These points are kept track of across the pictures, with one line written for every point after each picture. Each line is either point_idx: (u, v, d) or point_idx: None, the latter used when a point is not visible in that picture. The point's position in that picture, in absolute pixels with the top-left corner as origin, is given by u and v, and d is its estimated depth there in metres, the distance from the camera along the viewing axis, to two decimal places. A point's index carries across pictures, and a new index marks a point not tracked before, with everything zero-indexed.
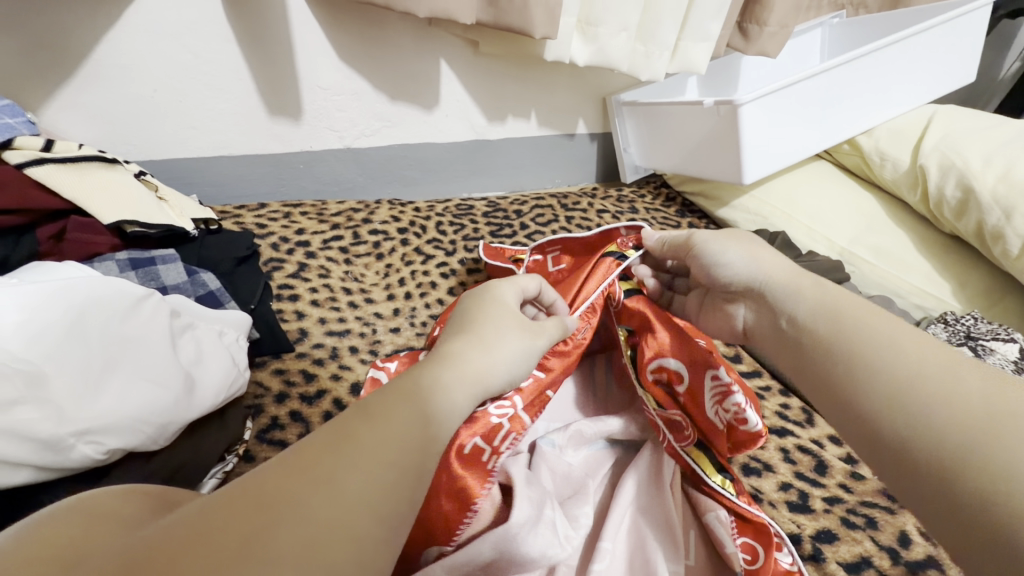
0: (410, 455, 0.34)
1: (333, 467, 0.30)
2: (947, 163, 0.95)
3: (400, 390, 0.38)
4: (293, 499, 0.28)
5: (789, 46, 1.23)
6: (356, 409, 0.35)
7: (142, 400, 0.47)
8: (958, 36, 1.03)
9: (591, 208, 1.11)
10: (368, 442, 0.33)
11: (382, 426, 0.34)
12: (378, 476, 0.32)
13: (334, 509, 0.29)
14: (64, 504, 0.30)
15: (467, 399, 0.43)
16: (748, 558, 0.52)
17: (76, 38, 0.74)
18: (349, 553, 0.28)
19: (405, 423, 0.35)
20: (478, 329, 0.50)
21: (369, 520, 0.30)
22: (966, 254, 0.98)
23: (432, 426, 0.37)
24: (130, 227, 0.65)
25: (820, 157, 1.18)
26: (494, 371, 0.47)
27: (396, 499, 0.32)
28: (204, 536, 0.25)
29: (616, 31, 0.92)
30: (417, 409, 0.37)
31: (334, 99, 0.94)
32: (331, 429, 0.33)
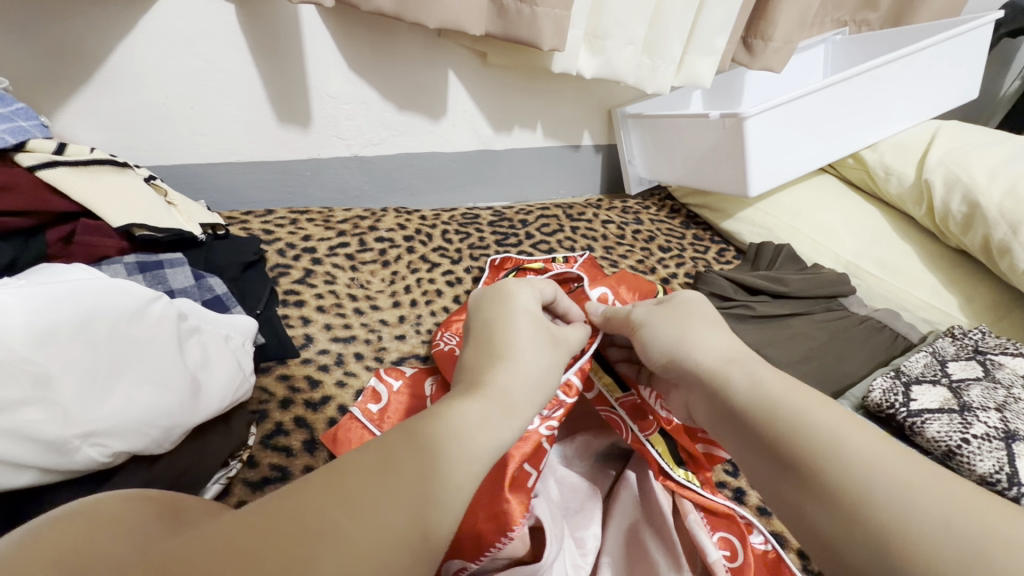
0: (443, 481, 0.34)
1: (370, 491, 0.31)
2: (952, 177, 0.95)
3: (431, 418, 0.39)
4: (330, 524, 0.29)
5: (793, 62, 1.24)
6: (396, 435, 0.36)
7: (148, 403, 0.47)
8: (960, 53, 1.05)
9: (596, 219, 1.11)
10: (412, 473, 0.33)
11: (417, 455, 0.35)
12: (413, 507, 0.32)
13: (369, 538, 0.29)
14: (73, 507, 0.29)
15: (494, 423, 0.41)
16: (728, 554, 0.52)
17: (92, 46, 0.75)
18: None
19: (444, 452, 0.36)
20: (513, 354, 0.47)
21: (404, 546, 0.30)
22: (971, 269, 0.99)
23: (471, 459, 0.37)
24: (139, 230, 0.65)
25: (824, 171, 1.19)
26: (521, 391, 0.45)
27: (433, 526, 0.32)
28: (244, 555, 0.26)
29: (623, 44, 0.93)
30: (451, 438, 0.37)
31: (343, 108, 0.95)
32: (368, 454, 0.34)
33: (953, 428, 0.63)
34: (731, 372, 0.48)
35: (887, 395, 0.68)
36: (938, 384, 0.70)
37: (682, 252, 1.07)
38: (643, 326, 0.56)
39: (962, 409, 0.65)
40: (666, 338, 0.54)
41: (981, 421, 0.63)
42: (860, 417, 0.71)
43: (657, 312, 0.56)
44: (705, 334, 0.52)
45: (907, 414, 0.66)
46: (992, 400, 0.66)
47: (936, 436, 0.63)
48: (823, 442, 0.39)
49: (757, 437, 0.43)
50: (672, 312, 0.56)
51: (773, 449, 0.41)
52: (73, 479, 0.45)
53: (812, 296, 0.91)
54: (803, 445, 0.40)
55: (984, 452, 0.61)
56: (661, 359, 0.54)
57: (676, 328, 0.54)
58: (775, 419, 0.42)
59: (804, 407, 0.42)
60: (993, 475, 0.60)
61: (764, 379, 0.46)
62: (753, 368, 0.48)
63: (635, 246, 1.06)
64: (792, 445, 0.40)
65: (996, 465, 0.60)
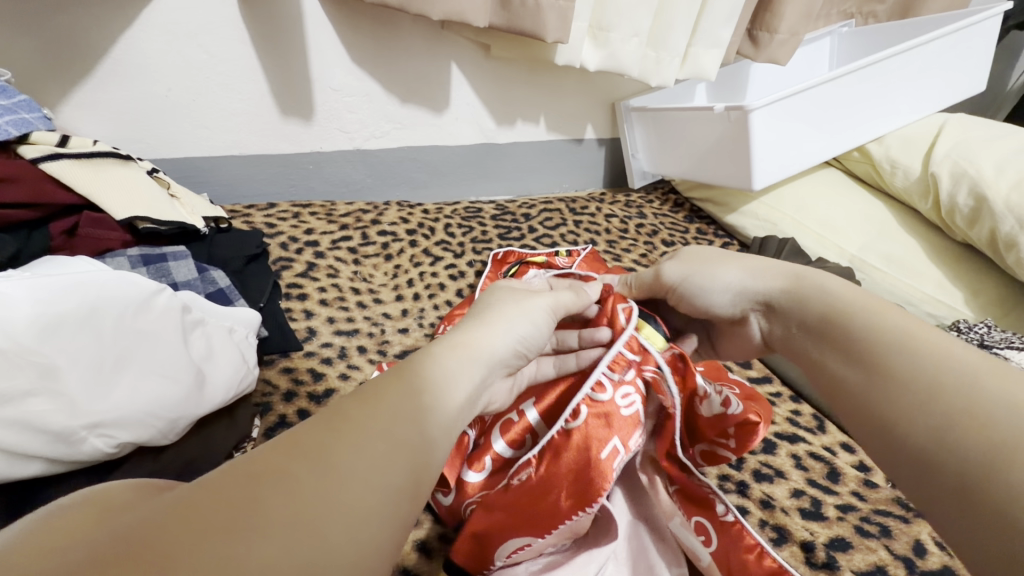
0: (407, 430, 0.34)
1: (329, 445, 0.30)
2: (959, 171, 0.94)
3: (400, 377, 0.38)
4: (288, 477, 0.28)
5: (799, 54, 1.23)
6: (349, 395, 0.35)
7: (153, 394, 0.47)
8: (968, 45, 1.03)
9: (599, 213, 1.11)
10: (372, 425, 0.33)
11: (383, 410, 0.34)
12: (378, 459, 0.31)
13: (330, 487, 0.28)
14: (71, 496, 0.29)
15: (468, 377, 0.42)
16: (703, 539, 0.51)
17: (95, 38, 0.75)
18: (345, 530, 0.27)
19: (405, 402, 0.36)
20: (482, 313, 0.50)
21: (370, 493, 0.30)
22: (977, 263, 0.98)
23: (432, 412, 0.37)
24: (142, 223, 0.65)
25: (829, 165, 1.18)
26: (491, 336, 0.47)
27: (396, 474, 0.32)
28: (197, 508, 0.25)
29: (628, 36, 0.93)
30: (416, 394, 0.37)
31: (346, 101, 0.94)
32: (328, 416, 0.33)
33: None
34: (799, 288, 0.48)
35: None
36: None
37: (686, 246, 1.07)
38: (685, 282, 0.56)
39: None
40: (714, 288, 0.54)
41: None
42: None
43: (686, 264, 0.57)
44: (748, 264, 0.53)
45: None
46: None
47: None
48: (887, 360, 0.38)
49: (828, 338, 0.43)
50: (697, 261, 0.57)
51: (845, 356, 0.41)
52: (80, 469, 0.45)
53: None
54: (869, 352, 0.39)
55: None
56: (725, 301, 0.53)
57: (715, 269, 0.54)
58: (850, 322, 0.42)
59: (868, 324, 0.41)
60: None
61: (833, 287, 0.46)
62: (824, 279, 0.47)
63: (639, 240, 1.06)
64: (859, 350, 0.40)
65: None
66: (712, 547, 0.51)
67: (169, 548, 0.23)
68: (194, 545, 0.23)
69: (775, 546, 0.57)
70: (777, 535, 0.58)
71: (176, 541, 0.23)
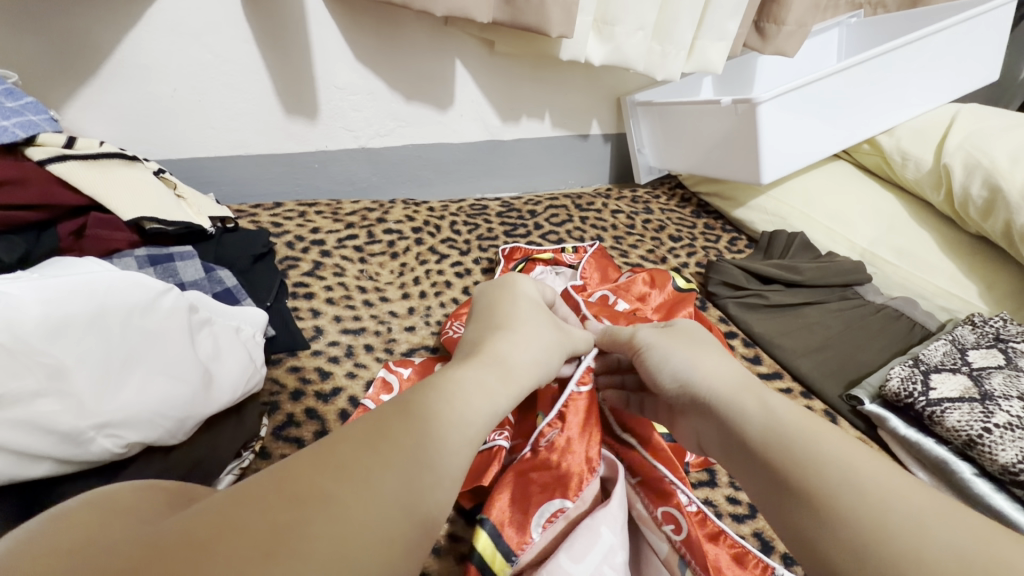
0: (438, 450, 0.34)
1: (368, 463, 0.30)
2: (972, 162, 0.93)
3: (421, 395, 0.38)
4: (330, 493, 0.28)
5: (807, 46, 1.22)
6: (387, 407, 0.35)
7: (161, 394, 0.47)
8: (981, 33, 1.01)
9: (606, 209, 1.10)
10: (406, 443, 0.33)
11: (414, 425, 0.34)
12: (414, 476, 0.31)
13: (369, 504, 0.28)
14: (65, 505, 0.29)
15: (500, 393, 0.43)
16: (673, 528, 0.49)
17: (100, 40, 0.75)
18: (384, 550, 0.27)
19: (438, 423, 0.36)
20: (515, 323, 0.52)
21: (401, 512, 0.29)
22: (993, 255, 0.96)
23: (457, 428, 0.37)
24: (149, 223, 0.65)
25: (838, 157, 1.16)
26: (519, 353, 0.48)
27: (427, 497, 0.31)
28: (240, 520, 0.25)
29: (633, 30, 0.91)
30: (446, 407, 0.38)
31: (350, 99, 0.94)
32: (367, 425, 0.33)
33: (974, 418, 0.62)
34: (747, 398, 0.43)
35: (905, 384, 0.67)
36: (959, 372, 0.69)
37: (694, 242, 1.06)
38: (649, 351, 0.53)
39: (983, 397, 0.64)
40: (677, 364, 0.50)
41: (1003, 410, 0.62)
42: (877, 406, 0.70)
43: (662, 336, 0.54)
44: (714, 360, 0.50)
45: (927, 403, 0.65)
46: (1015, 388, 0.65)
47: (956, 425, 0.62)
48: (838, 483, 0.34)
49: (771, 462, 0.38)
50: (678, 339, 0.53)
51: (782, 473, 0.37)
52: (89, 470, 0.45)
53: (828, 284, 0.90)
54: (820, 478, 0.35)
55: (1007, 442, 0.59)
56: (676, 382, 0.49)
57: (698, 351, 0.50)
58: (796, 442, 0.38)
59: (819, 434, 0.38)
60: (1015, 465, 0.57)
61: (779, 407, 0.41)
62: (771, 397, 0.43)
63: (646, 235, 1.05)
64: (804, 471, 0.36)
65: (1019, 455, 0.58)
66: (682, 534, 0.48)
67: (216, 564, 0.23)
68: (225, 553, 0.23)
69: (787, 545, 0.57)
70: None
71: (211, 549, 0.23)
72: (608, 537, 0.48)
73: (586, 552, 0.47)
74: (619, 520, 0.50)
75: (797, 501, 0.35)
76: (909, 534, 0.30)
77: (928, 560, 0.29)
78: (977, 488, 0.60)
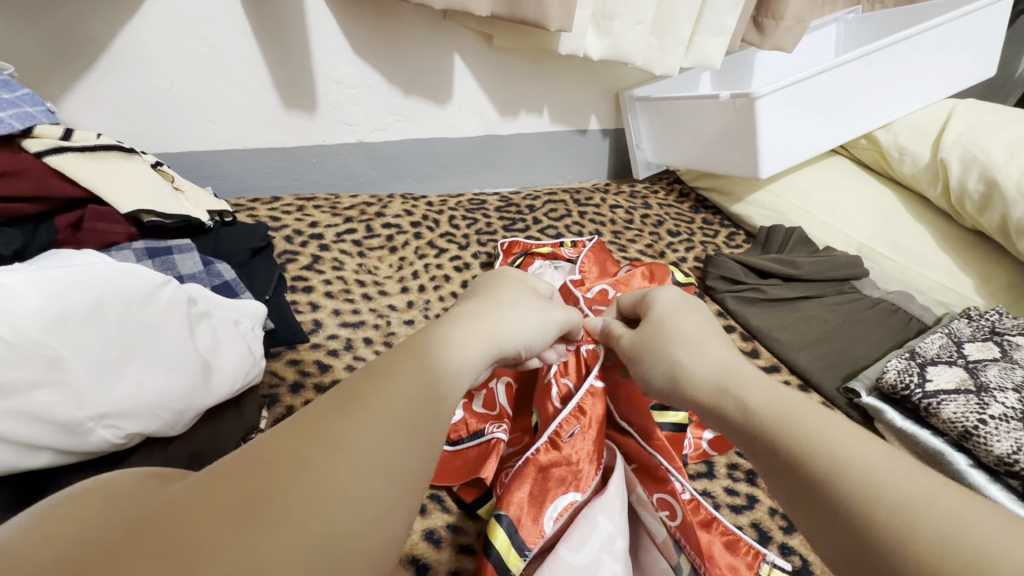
0: (417, 409, 0.33)
1: (340, 427, 0.30)
2: (969, 157, 0.93)
3: (400, 354, 0.37)
4: (301, 462, 0.27)
5: (804, 42, 1.22)
6: (362, 374, 0.34)
7: (160, 386, 0.47)
8: (977, 29, 1.02)
9: (604, 204, 1.10)
10: (382, 404, 0.32)
11: (390, 386, 0.33)
12: (390, 436, 0.31)
13: (343, 468, 0.28)
14: (68, 492, 0.27)
15: (477, 356, 0.42)
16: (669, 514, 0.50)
17: (96, 32, 0.75)
18: (361, 512, 0.27)
19: (418, 381, 0.35)
20: (494, 298, 0.50)
21: (378, 473, 0.29)
22: (988, 250, 0.97)
23: (437, 383, 0.36)
24: (147, 216, 0.65)
25: (836, 153, 1.17)
26: (497, 322, 0.46)
27: (406, 455, 0.31)
28: (209, 499, 0.25)
29: (631, 24, 0.91)
30: (425, 365, 0.36)
31: (348, 93, 0.94)
32: (342, 393, 0.32)
33: (969, 409, 0.62)
34: (726, 400, 0.42)
35: (902, 376, 0.68)
36: (954, 364, 0.69)
37: (692, 237, 1.06)
38: (634, 360, 0.52)
39: (979, 389, 0.65)
40: (659, 378, 0.49)
41: (998, 401, 0.62)
42: (874, 399, 0.70)
43: (641, 338, 0.52)
44: (696, 355, 0.47)
45: (923, 395, 0.65)
46: (1010, 380, 0.66)
47: (952, 417, 0.63)
48: (834, 463, 0.33)
49: (768, 446, 0.37)
50: (655, 338, 0.50)
51: (785, 454, 0.35)
52: (88, 461, 0.45)
53: (825, 278, 0.90)
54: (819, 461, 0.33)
55: (1002, 433, 0.60)
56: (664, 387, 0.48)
57: (675, 347, 0.49)
58: (787, 431, 0.36)
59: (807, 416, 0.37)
60: (1010, 455, 0.58)
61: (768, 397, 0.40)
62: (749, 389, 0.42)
63: (644, 230, 1.05)
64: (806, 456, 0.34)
65: (1014, 446, 0.58)
66: (677, 520, 0.49)
67: (186, 545, 0.22)
68: (193, 533, 0.23)
69: (784, 535, 0.57)
70: (786, 523, 0.58)
71: (179, 531, 0.23)
72: (605, 525, 0.48)
73: (583, 541, 0.47)
74: (617, 507, 0.50)
75: (799, 486, 0.34)
76: (898, 508, 0.29)
77: (922, 531, 0.27)
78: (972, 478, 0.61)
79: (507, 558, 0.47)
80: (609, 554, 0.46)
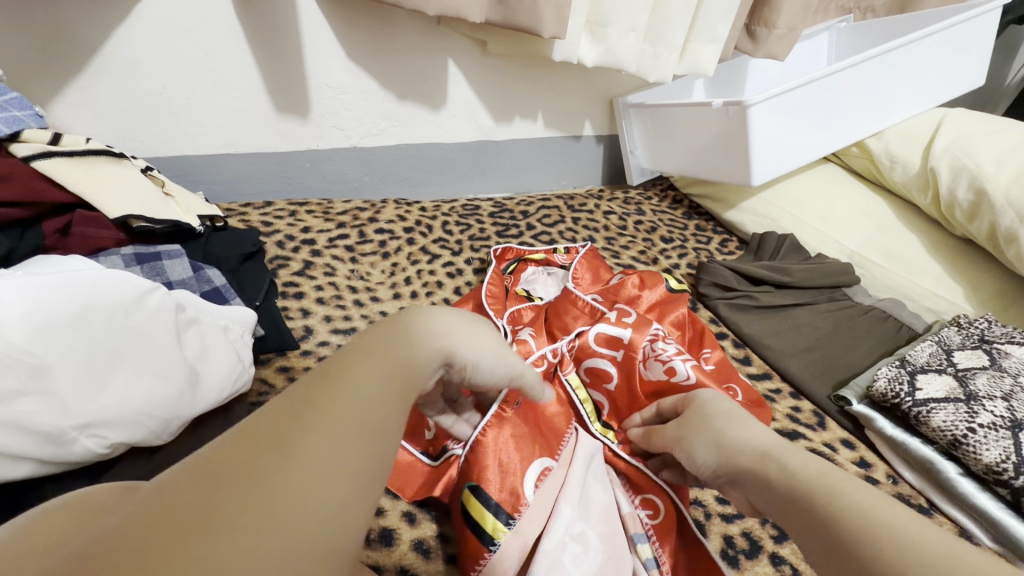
0: (380, 409, 0.30)
1: (292, 431, 0.27)
2: (958, 165, 0.94)
3: (367, 347, 0.34)
4: (246, 470, 0.24)
5: (797, 50, 1.23)
6: (318, 371, 0.31)
7: (146, 394, 0.47)
8: (967, 39, 1.03)
9: (598, 210, 1.10)
10: (344, 405, 0.29)
11: (350, 385, 0.30)
12: (350, 437, 0.28)
13: (297, 475, 0.25)
14: (50, 506, 0.27)
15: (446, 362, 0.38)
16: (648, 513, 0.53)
17: (86, 35, 0.74)
18: (318, 520, 0.24)
19: (381, 380, 0.32)
20: (462, 305, 0.46)
21: (336, 475, 0.26)
22: (978, 257, 0.97)
23: (404, 381, 0.33)
24: (136, 222, 0.64)
25: (827, 160, 1.18)
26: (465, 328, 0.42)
27: (367, 457, 0.28)
28: (143, 512, 0.22)
29: (625, 31, 0.92)
30: (393, 360, 0.33)
31: (342, 98, 0.94)
32: (297, 393, 0.29)
33: (959, 418, 0.62)
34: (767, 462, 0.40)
35: (892, 384, 0.68)
36: (945, 372, 0.69)
37: (685, 243, 1.06)
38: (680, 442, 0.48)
39: (968, 397, 0.65)
40: (703, 449, 0.46)
41: (987, 410, 0.63)
42: (865, 407, 0.70)
43: (685, 424, 0.49)
44: (738, 428, 0.45)
45: (914, 403, 0.65)
46: (999, 388, 0.66)
47: (942, 425, 0.63)
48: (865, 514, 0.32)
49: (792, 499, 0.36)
50: (696, 419, 0.49)
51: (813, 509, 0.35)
52: (72, 471, 0.45)
53: (814, 286, 0.90)
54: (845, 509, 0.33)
55: (990, 441, 0.60)
56: (707, 468, 0.45)
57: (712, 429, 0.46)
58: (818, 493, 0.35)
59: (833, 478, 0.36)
60: (999, 464, 0.58)
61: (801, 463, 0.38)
62: (791, 455, 0.40)
63: (637, 237, 1.05)
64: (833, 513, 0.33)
65: (1003, 454, 0.59)
66: (655, 519, 0.53)
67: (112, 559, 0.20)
68: (120, 546, 0.20)
69: (775, 544, 0.57)
70: (777, 533, 0.58)
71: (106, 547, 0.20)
72: (568, 512, 0.50)
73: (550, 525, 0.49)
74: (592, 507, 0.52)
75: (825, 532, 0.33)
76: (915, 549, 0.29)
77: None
78: (961, 487, 0.61)
79: (494, 532, 0.48)
80: (574, 536, 0.49)
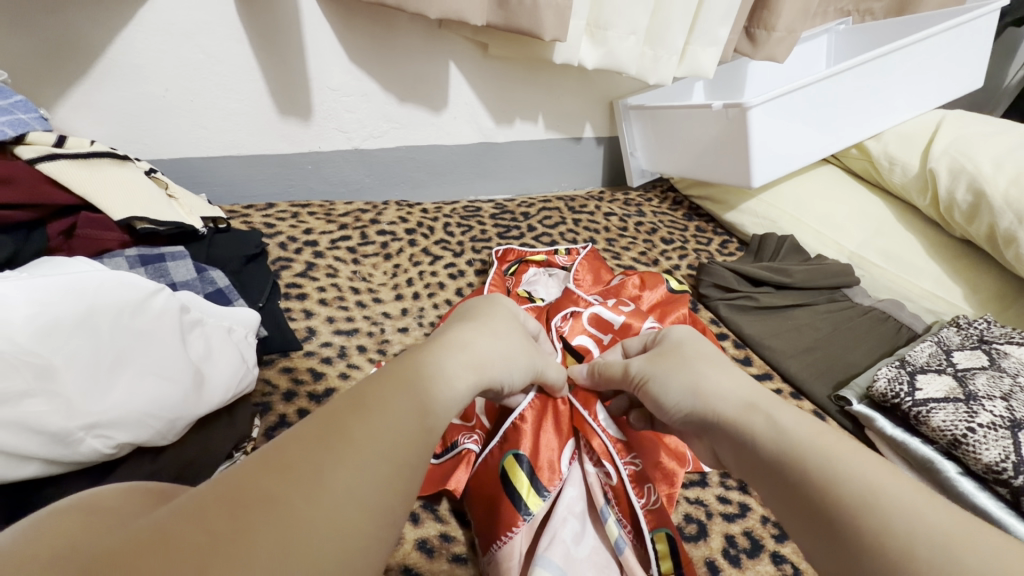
0: (399, 441, 0.32)
1: (320, 462, 0.29)
2: (957, 167, 0.95)
3: (396, 378, 0.36)
4: (273, 496, 0.26)
5: (796, 52, 1.24)
6: (348, 399, 0.33)
7: (151, 395, 0.47)
8: (965, 42, 1.04)
9: (598, 211, 1.11)
10: (367, 436, 0.31)
11: (375, 417, 0.32)
12: (370, 471, 0.30)
13: (321, 506, 0.27)
14: (62, 502, 0.27)
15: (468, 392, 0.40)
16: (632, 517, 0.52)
17: (90, 38, 0.75)
18: (335, 550, 0.26)
19: (403, 412, 0.34)
20: (487, 323, 0.48)
21: (355, 507, 0.28)
22: (977, 258, 0.98)
23: (425, 415, 0.35)
24: (140, 224, 0.64)
25: (827, 162, 1.18)
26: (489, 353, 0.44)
27: (385, 489, 0.30)
28: (181, 530, 0.24)
29: (625, 34, 0.92)
30: (413, 393, 0.35)
31: (344, 100, 0.94)
32: (326, 421, 0.31)
33: (959, 418, 0.63)
34: (753, 416, 0.42)
35: (892, 384, 0.68)
36: (944, 373, 0.70)
37: (685, 245, 1.07)
38: (651, 380, 0.50)
39: (968, 397, 0.65)
40: (676, 391, 0.48)
41: (986, 410, 0.63)
42: (865, 407, 0.71)
43: (658, 362, 0.51)
44: (712, 376, 0.47)
45: (914, 403, 0.66)
46: (998, 388, 0.66)
47: (942, 425, 0.63)
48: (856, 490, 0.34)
49: (778, 470, 0.38)
50: (672, 360, 0.50)
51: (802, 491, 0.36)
52: (77, 471, 0.45)
53: (814, 287, 0.91)
54: (833, 488, 0.34)
55: (990, 441, 0.60)
56: (679, 409, 0.48)
57: (683, 376, 0.48)
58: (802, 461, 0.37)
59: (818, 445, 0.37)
60: (999, 464, 0.59)
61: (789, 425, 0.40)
62: (782, 412, 0.42)
63: (638, 238, 1.06)
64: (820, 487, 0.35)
65: (1003, 454, 0.59)
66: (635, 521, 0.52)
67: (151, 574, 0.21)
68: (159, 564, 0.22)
69: (776, 543, 0.58)
70: (777, 532, 0.59)
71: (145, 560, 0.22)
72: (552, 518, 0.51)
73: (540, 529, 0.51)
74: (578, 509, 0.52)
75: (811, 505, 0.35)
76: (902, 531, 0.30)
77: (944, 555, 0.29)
78: (961, 487, 0.61)
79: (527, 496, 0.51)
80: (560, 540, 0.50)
